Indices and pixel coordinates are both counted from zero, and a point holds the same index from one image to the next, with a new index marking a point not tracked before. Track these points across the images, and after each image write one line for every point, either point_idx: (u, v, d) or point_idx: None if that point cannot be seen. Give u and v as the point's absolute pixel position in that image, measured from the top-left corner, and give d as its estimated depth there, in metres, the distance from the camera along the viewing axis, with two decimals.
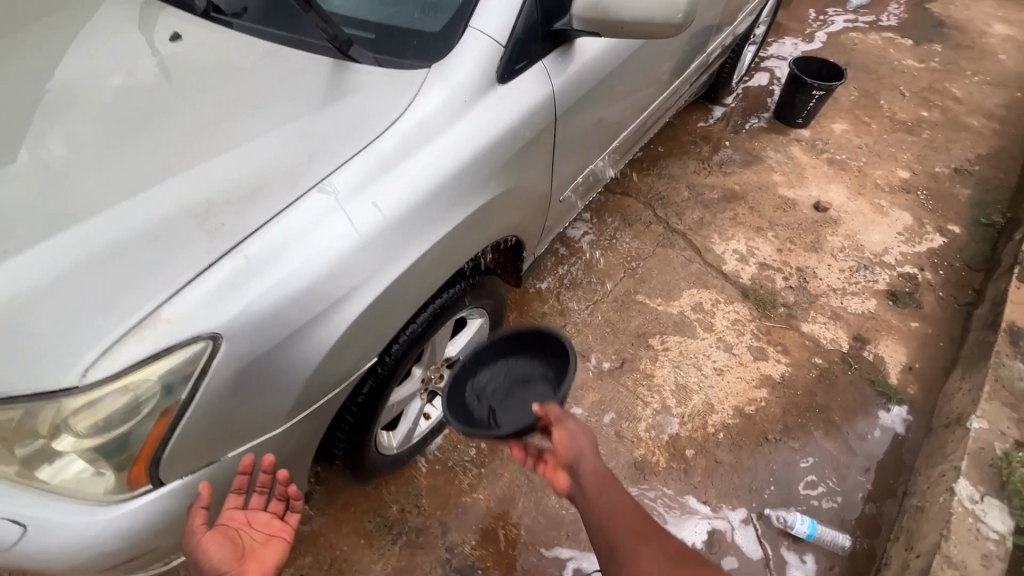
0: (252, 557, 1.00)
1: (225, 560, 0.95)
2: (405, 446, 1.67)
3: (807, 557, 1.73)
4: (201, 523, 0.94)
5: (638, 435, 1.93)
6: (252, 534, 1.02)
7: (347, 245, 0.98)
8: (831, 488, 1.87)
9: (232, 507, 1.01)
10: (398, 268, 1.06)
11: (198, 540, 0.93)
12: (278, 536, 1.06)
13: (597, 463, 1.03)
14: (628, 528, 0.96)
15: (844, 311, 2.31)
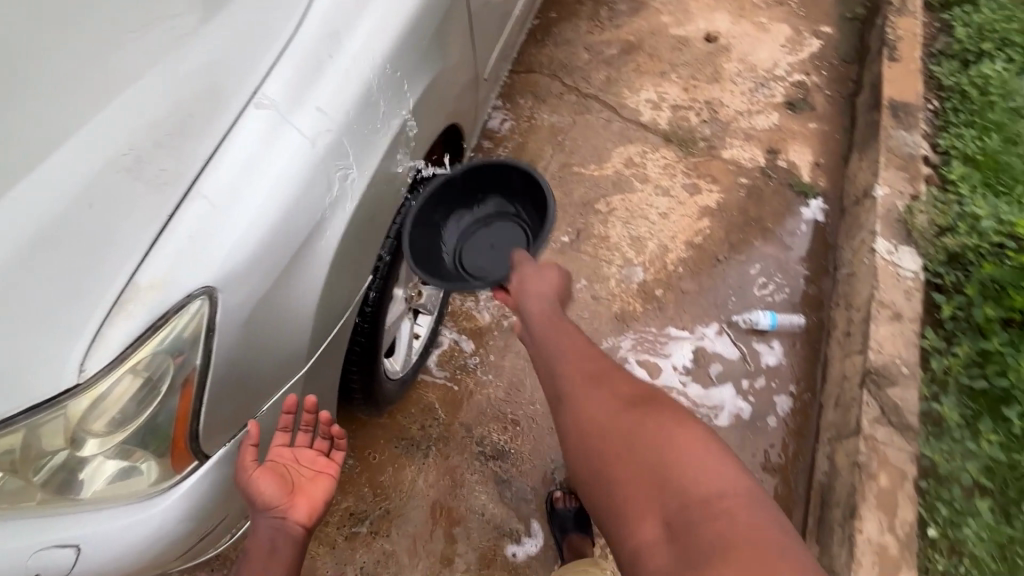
0: (301, 493, 0.99)
1: (277, 493, 0.95)
2: (407, 368, 1.69)
3: (773, 343, 2.00)
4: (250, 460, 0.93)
5: (611, 291, 2.08)
6: (300, 470, 1.01)
7: (305, 162, 0.89)
8: (779, 283, 2.13)
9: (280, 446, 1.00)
10: (362, 179, 0.99)
11: (250, 476, 0.93)
12: (325, 472, 1.04)
13: (547, 304, 1.16)
14: (572, 357, 1.07)
15: (754, 130, 2.48)
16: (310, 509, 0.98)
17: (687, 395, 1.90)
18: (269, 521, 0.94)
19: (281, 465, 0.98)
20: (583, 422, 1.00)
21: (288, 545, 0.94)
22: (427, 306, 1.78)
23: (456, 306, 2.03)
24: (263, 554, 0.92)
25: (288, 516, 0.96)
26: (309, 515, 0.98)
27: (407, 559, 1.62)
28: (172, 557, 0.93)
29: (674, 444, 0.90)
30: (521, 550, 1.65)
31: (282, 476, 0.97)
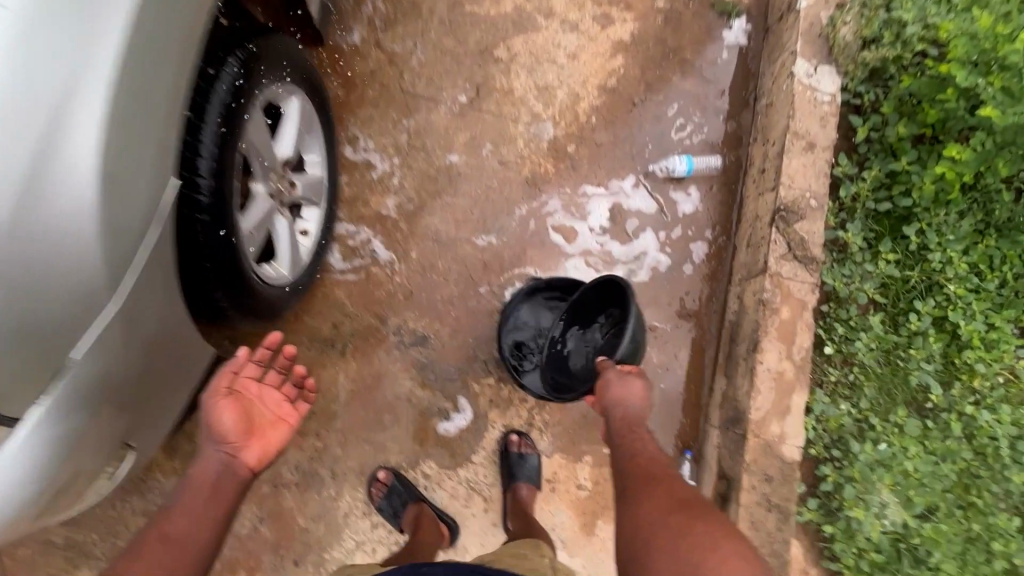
0: (258, 435, 1.15)
1: (237, 425, 1.11)
2: (297, 270, 1.53)
3: (691, 189, 1.92)
4: (223, 387, 1.14)
5: (520, 153, 1.89)
6: (263, 415, 1.19)
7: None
8: (697, 123, 1.97)
9: (251, 382, 1.20)
10: (103, 68, 0.78)
11: (217, 400, 1.11)
12: (284, 418, 1.22)
13: (626, 411, 1.28)
14: (636, 466, 1.17)
15: None
16: (261, 452, 1.14)
17: (605, 256, 1.85)
18: (223, 448, 1.09)
19: (243, 401, 1.16)
20: (635, 511, 1.07)
21: (238, 475, 1.08)
22: (310, 199, 1.58)
23: (349, 193, 1.82)
24: (212, 475, 1.06)
25: (241, 450, 1.11)
26: (262, 455, 1.14)
27: (339, 452, 1.64)
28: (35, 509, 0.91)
29: (712, 544, 0.94)
30: (451, 427, 1.68)
31: (247, 411, 1.15)
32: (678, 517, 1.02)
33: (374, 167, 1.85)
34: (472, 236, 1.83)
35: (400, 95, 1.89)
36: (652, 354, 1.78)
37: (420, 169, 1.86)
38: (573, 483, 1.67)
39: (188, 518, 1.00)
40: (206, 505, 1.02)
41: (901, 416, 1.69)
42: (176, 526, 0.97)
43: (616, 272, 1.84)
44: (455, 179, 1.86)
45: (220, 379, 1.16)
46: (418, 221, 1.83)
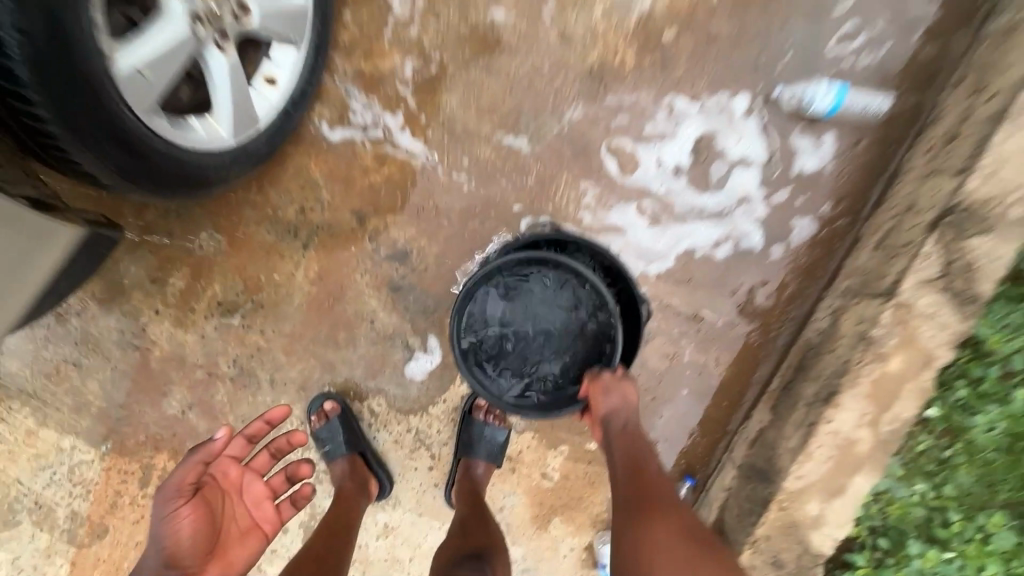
0: (221, 553, 1.01)
1: (202, 535, 0.98)
2: (245, 134, 1.13)
3: (827, 137, 1.30)
4: (191, 485, 1.00)
5: (594, 27, 1.30)
6: (236, 524, 1.07)
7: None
8: (877, 34, 1.28)
9: (233, 469, 1.11)
10: None
11: (181, 505, 0.97)
12: (259, 527, 1.11)
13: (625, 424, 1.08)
14: (639, 474, 1.02)
15: None
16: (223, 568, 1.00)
17: (667, 206, 1.33)
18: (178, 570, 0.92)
19: (209, 501, 1.02)
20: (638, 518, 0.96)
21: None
22: (281, 34, 1.12)
23: (350, 36, 1.33)
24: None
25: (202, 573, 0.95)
26: (224, 575, 0.99)
27: (283, 359, 1.42)
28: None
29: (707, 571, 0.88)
30: (412, 368, 1.39)
31: (216, 516, 1.03)
32: (678, 538, 0.92)
33: (390, 5, 1.32)
34: (497, 133, 1.35)
35: None
36: (685, 352, 1.34)
37: (450, 21, 1.32)
38: (539, 470, 1.39)
39: None
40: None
41: (993, 521, 1.28)
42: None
43: (679, 233, 1.33)
44: (495, 47, 1.32)
45: (190, 471, 1.02)
46: (432, 98, 1.34)
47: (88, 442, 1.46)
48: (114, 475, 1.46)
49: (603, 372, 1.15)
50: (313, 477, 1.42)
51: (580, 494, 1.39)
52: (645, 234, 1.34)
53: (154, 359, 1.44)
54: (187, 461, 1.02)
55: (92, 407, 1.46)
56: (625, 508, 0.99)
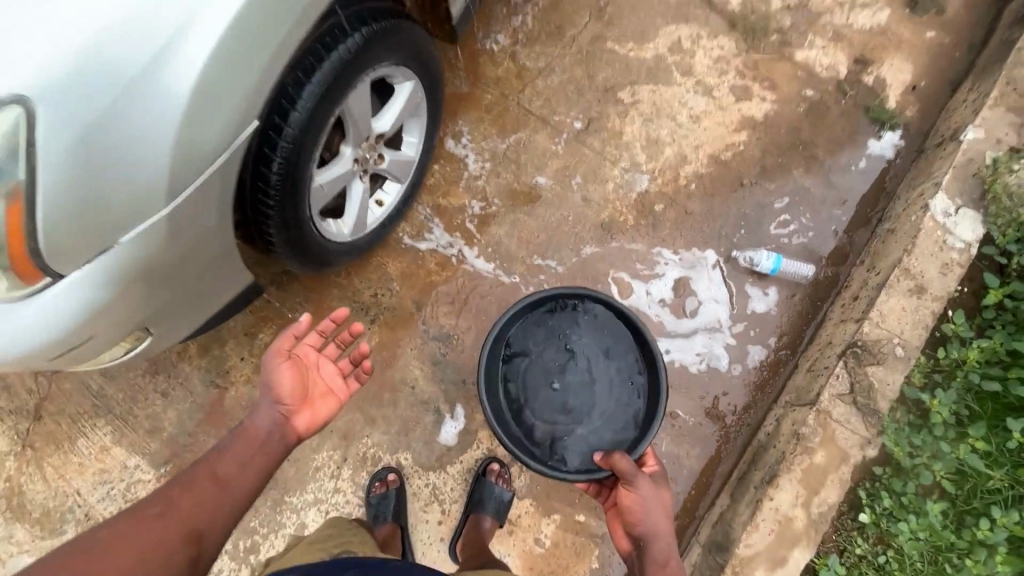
0: (309, 405, 1.25)
1: (294, 389, 1.22)
2: (360, 233, 1.61)
3: (770, 289, 1.77)
4: (286, 352, 1.23)
5: (606, 196, 1.86)
6: (317, 386, 1.29)
7: (186, 8, 0.82)
8: (803, 225, 1.83)
9: (310, 352, 1.32)
10: (220, 13, 0.84)
11: (280, 363, 1.21)
12: (335, 392, 1.31)
13: (665, 545, 1.18)
14: None
15: (848, 29, 2.00)
16: (310, 420, 1.24)
17: (654, 325, 1.74)
18: (280, 408, 1.19)
19: (301, 367, 1.26)
20: None
21: (283, 441, 1.17)
22: (395, 173, 1.66)
23: (435, 180, 1.88)
24: (261, 434, 1.15)
25: (293, 415, 1.21)
26: (310, 424, 1.24)
27: None
28: (35, 365, 1.01)
29: None
30: (441, 431, 1.69)
31: (304, 378, 1.25)
32: None
33: (467, 165, 1.90)
34: (530, 257, 1.83)
35: (515, 108, 1.95)
36: (662, 443, 1.65)
37: (506, 179, 1.89)
38: (533, 535, 1.61)
39: (238, 468, 1.09)
40: (252, 461, 1.11)
41: None
42: (232, 470, 1.08)
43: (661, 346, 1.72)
44: (535, 199, 1.87)
45: (283, 342, 1.25)
46: (486, 228, 1.85)
47: (150, 463, 1.71)
48: None
49: (643, 479, 1.25)
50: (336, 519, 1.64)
51: (567, 562, 1.60)
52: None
53: (228, 397, 1.75)
54: (280, 334, 1.24)
55: (163, 432, 1.73)
56: None
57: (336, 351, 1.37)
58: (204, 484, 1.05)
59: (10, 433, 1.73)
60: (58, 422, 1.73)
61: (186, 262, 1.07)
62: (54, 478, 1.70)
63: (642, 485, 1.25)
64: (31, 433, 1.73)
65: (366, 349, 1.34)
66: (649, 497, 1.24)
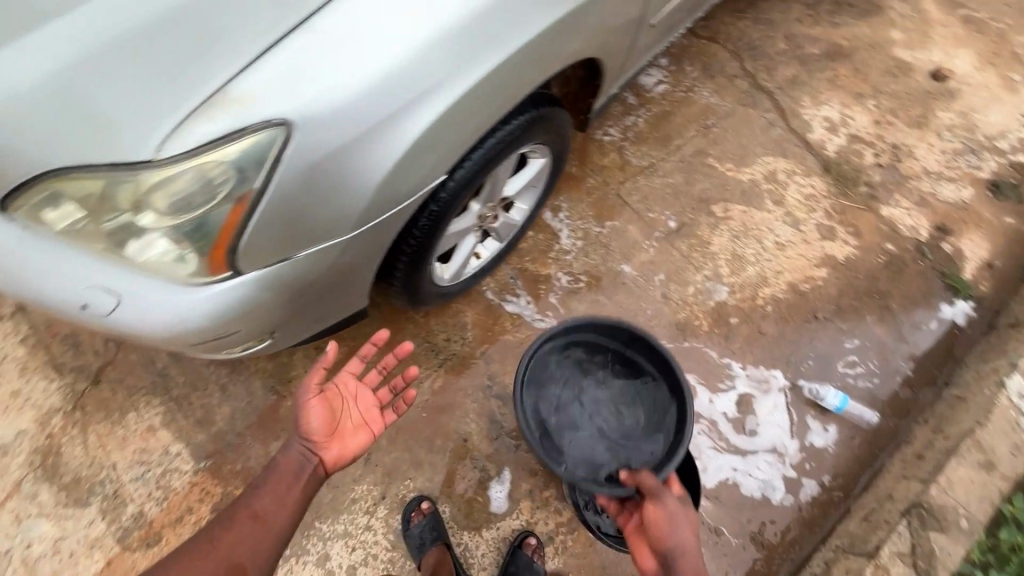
0: (339, 438, 1.23)
1: (322, 424, 1.20)
2: (456, 281, 1.68)
3: (831, 426, 1.79)
4: (316, 386, 1.20)
5: (685, 298, 1.93)
6: (350, 417, 1.26)
7: (436, 76, 0.94)
8: (870, 370, 1.87)
9: (350, 381, 1.30)
10: (457, 86, 0.97)
11: (309, 399, 1.19)
12: (370, 424, 1.29)
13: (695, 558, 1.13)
14: None
15: (933, 198, 2.14)
16: (339, 453, 1.22)
17: (717, 436, 1.75)
18: (306, 443, 1.19)
19: (333, 400, 1.24)
20: None
21: (312, 474, 1.19)
22: (498, 233, 1.74)
23: (528, 246, 1.97)
24: (292, 467, 1.18)
25: (321, 450, 1.20)
26: (337, 458, 1.22)
27: (384, 444, 1.69)
28: (172, 344, 1.04)
29: None
30: (490, 498, 1.68)
31: (333, 413, 1.24)
32: None
33: (560, 238, 1.99)
34: None
35: (615, 197, 2.07)
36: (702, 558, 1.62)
37: (594, 261, 1.97)
38: None
39: (273, 504, 1.16)
40: (287, 493, 1.17)
41: None
42: (270, 504, 1.16)
43: (721, 459, 1.72)
44: (618, 285, 1.95)
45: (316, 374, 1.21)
46: (567, 301, 1.92)
47: (191, 454, 1.69)
48: (196, 491, 1.65)
49: (670, 495, 1.21)
50: (361, 558, 1.60)
51: None
52: (704, 454, 1.73)
53: (284, 407, 1.75)
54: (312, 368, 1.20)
55: (213, 426, 1.72)
56: None
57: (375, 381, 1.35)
58: (244, 524, 1.14)
59: (64, 391, 1.73)
60: (114, 391, 1.73)
61: (331, 282, 1.13)
62: (94, 447, 1.68)
63: (661, 494, 1.21)
64: (85, 395, 1.73)
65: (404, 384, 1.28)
66: (672, 505, 1.19)
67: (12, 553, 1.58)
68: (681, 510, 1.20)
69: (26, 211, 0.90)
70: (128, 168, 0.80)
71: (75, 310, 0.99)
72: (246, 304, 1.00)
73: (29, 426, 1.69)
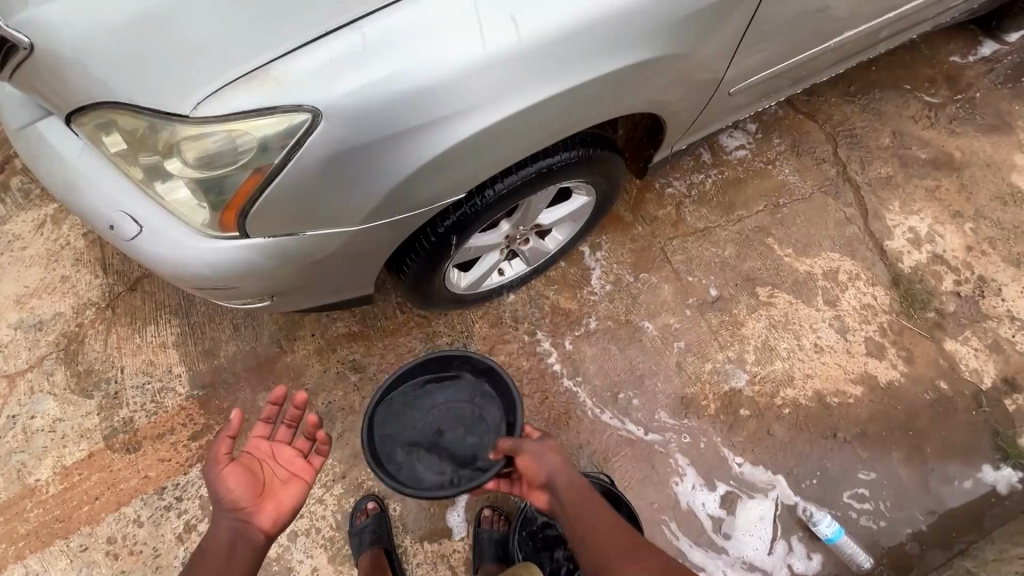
0: (272, 496, 1.11)
1: (246, 488, 1.07)
2: (472, 291, 1.68)
3: (815, 555, 1.67)
4: (227, 453, 1.09)
5: (698, 373, 1.84)
6: (276, 475, 1.15)
7: (472, 101, 0.94)
8: (878, 510, 1.72)
9: (263, 443, 1.21)
10: (492, 114, 0.96)
11: (223, 467, 1.08)
12: (298, 475, 1.18)
13: (571, 478, 1.14)
14: (588, 533, 1.03)
15: (1010, 347, 1.92)
16: (275, 513, 1.09)
17: (695, 532, 1.68)
18: (236, 513, 1.04)
19: (251, 466, 1.13)
20: None
21: (250, 542, 1.02)
22: (527, 257, 1.72)
23: (556, 275, 1.94)
24: (222, 544, 1.01)
25: (255, 513, 1.06)
26: (276, 516, 1.09)
27: (359, 426, 1.72)
28: (176, 284, 1.10)
29: None
30: (449, 518, 1.67)
31: (255, 476, 1.12)
32: None
33: (590, 277, 1.94)
34: (601, 389, 1.82)
35: (658, 252, 1.99)
36: None
37: (618, 308, 1.91)
38: None
39: None
40: None
41: None
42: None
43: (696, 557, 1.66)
44: (633, 342, 1.87)
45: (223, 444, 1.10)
46: (577, 339, 1.87)
47: (189, 380, 1.79)
48: (183, 415, 1.75)
49: (529, 441, 1.20)
50: (305, 527, 1.64)
51: None
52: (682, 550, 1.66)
53: (281, 361, 1.80)
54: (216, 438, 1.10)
55: (215, 359, 1.80)
56: None
57: (289, 433, 1.25)
58: None
59: (104, 288, 1.88)
60: (143, 302, 1.86)
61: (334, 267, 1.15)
62: (112, 346, 1.82)
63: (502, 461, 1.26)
64: (118, 298, 1.87)
65: (317, 421, 1.19)
66: (534, 440, 1.21)
67: (17, 419, 1.74)
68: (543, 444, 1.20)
69: (84, 131, 0.99)
70: (170, 117, 0.88)
71: (102, 228, 1.07)
72: (245, 269, 1.03)
73: (66, 311, 1.86)
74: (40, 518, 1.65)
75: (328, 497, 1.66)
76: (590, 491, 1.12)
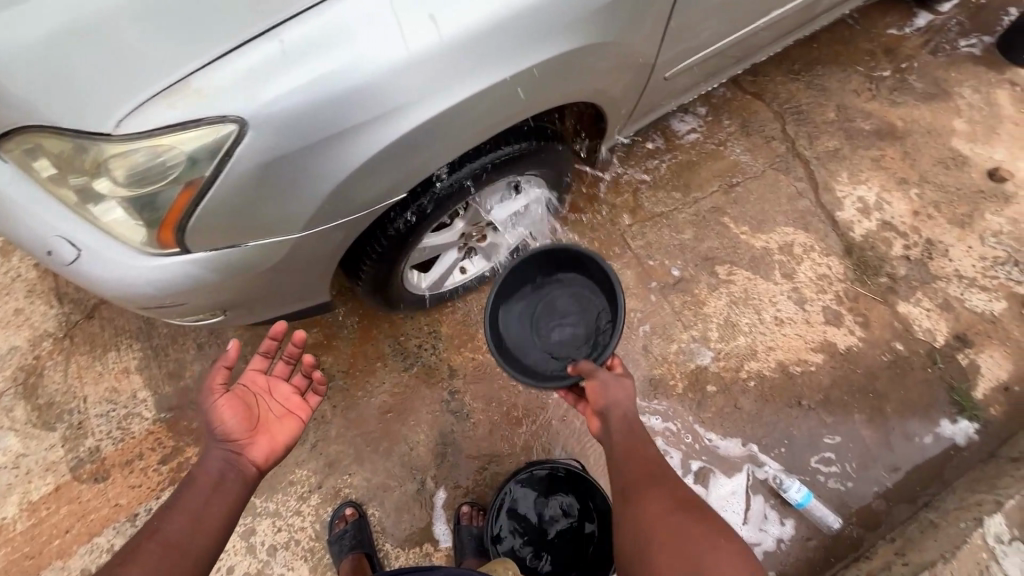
0: (266, 431, 1.10)
1: (240, 420, 1.07)
2: (435, 290, 1.69)
3: (787, 521, 1.71)
4: (222, 384, 1.08)
5: (665, 354, 1.88)
6: (271, 409, 1.14)
7: (399, 101, 0.94)
8: (845, 471, 1.78)
9: (259, 377, 1.18)
10: (422, 114, 0.97)
11: (217, 397, 1.07)
12: (294, 413, 1.17)
13: (626, 414, 1.13)
14: (629, 459, 1.06)
15: (959, 304, 1.99)
16: (268, 447, 1.09)
17: None
18: (228, 444, 1.04)
19: (247, 398, 1.12)
20: (641, 540, 0.93)
21: (240, 474, 1.03)
22: (488, 252, 1.72)
23: None
24: (213, 473, 1.01)
25: (248, 446, 1.06)
26: (268, 449, 1.09)
27: (332, 434, 1.72)
28: (120, 305, 1.08)
29: (699, 545, 0.88)
30: (433, 521, 1.67)
31: (250, 407, 1.11)
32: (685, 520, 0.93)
33: None
34: None
35: (618, 239, 2.02)
36: None
37: None
38: None
39: (187, 520, 0.96)
40: (208, 505, 0.99)
41: None
42: (185, 520, 0.96)
43: None
44: None
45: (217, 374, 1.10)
46: None
47: (155, 404, 1.76)
48: (151, 439, 1.72)
49: (603, 369, 1.18)
50: (283, 540, 1.63)
51: None
52: None
53: None
54: (212, 367, 1.09)
55: (180, 380, 1.78)
56: (629, 520, 0.98)
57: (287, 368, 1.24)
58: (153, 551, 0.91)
59: (60, 318, 1.84)
60: (101, 329, 1.83)
61: (283, 275, 1.15)
62: (72, 376, 1.78)
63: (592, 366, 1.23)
64: (76, 326, 1.83)
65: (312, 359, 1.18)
66: (608, 372, 1.19)
67: None
68: (615, 379, 1.18)
69: (12, 156, 0.97)
70: (93, 136, 0.87)
71: (38, 254, 1.05)
72: (188, 283, 1.02)
73: (22, 344, 1.81)
74: (8, 556, 1.61)
75: (305, 508, 1.65)
76: (644, 434, 1.12)
